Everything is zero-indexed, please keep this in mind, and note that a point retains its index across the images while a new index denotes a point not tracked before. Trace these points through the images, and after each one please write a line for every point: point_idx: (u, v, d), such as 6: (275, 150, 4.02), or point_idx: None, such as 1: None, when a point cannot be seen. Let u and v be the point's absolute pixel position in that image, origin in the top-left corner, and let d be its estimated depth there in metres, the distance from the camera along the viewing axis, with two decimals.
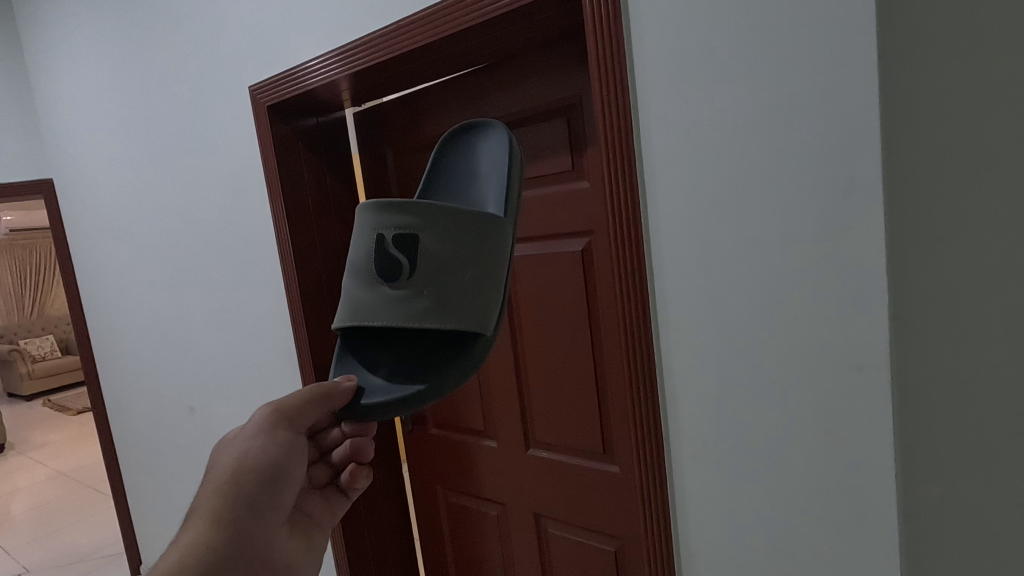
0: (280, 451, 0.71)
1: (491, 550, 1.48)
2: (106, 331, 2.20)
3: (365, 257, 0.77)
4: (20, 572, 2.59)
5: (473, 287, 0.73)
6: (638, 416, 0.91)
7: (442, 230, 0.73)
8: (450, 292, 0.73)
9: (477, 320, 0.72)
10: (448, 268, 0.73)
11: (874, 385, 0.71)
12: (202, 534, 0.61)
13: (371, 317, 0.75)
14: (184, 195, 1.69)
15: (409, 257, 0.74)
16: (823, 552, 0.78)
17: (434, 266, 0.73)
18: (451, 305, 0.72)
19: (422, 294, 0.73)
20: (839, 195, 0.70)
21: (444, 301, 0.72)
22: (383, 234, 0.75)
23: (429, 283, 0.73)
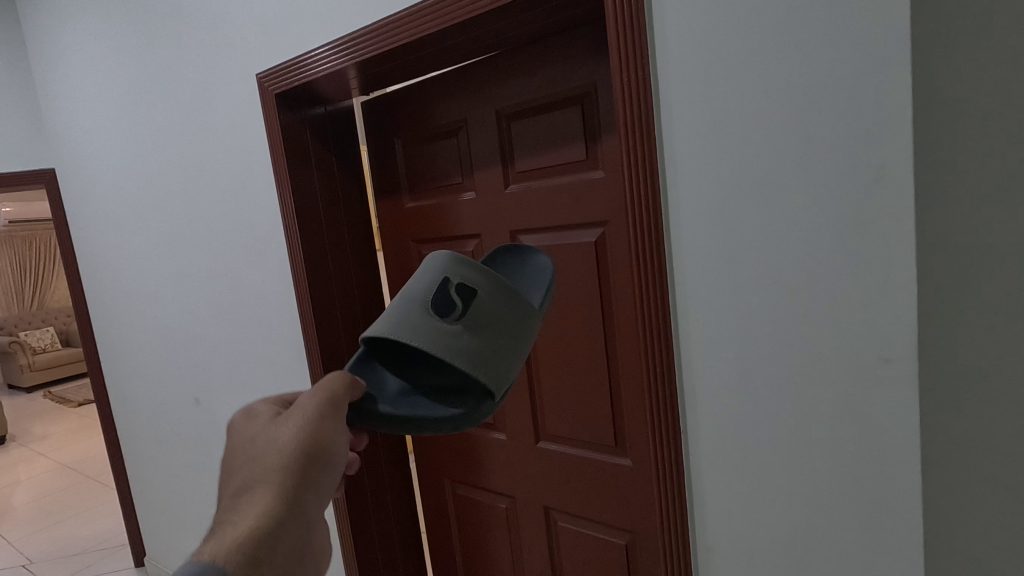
0: (317, 431, 0.67)
1: (500, 542, 1.47)
2: (109, 323, 2.19)
3: (423, 286, 0.75)
4: (24, 563, 2.59)
5: (503, 350, 0.72)
6: (655, 408, 0.90)
7: (503, 293, 0.74)
8: (484, 341, 0.71)
9: (497, 377, 0.71)
10: (491, 326, 0.72)
11: (900, 377, 0.70)
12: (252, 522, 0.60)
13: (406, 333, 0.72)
14: (189, 186, 1.67)
15: (464, 305, 0.73)
16: (843, 548, 0.78)
17: (483, 319, 0.72)
18: (482, 355, 0.71)
19: (459, 338, 0.71)
20: (866, 185, 0.69)
21: (481, 353, 0.71)
22: (449, 276, 0.73)
23: (478, 334, 0.72)
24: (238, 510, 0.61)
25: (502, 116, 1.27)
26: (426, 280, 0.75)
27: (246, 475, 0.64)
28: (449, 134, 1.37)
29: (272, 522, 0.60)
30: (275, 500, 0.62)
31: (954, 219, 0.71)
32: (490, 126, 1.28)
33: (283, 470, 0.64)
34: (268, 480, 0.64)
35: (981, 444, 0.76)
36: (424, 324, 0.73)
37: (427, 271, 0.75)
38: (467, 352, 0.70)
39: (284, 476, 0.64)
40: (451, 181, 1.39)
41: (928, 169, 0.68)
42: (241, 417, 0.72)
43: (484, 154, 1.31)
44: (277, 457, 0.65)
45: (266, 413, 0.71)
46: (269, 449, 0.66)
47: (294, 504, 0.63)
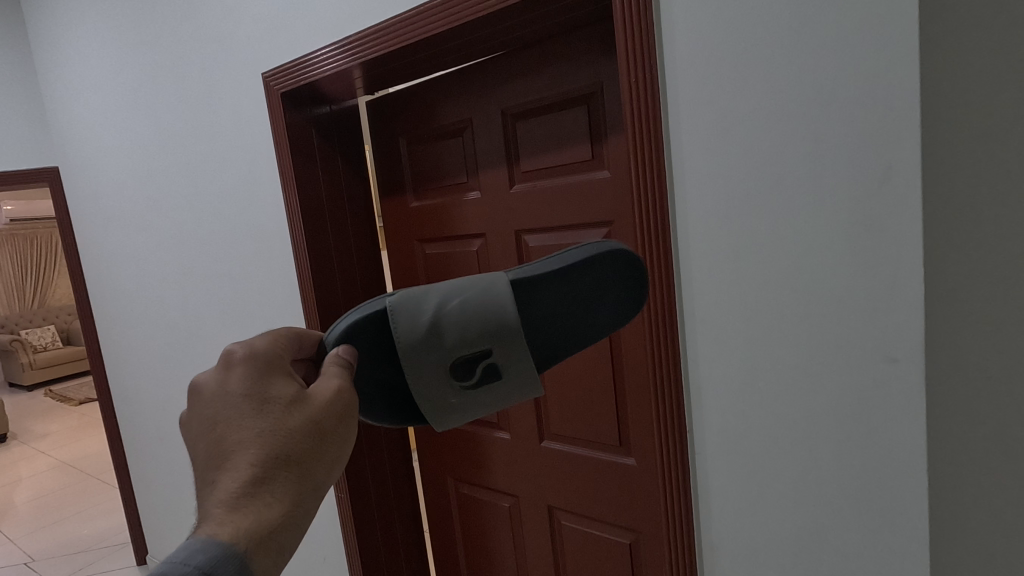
0: (334, 414, 0.58)
1: (503, 541, 1.48)
2: (113, 321, 2.19)
3: (462, 320, 0.61)
4: (25, 561, 2.59)
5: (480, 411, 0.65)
6: (661, 407, 0.90)
7: (527, 369, 0.64)
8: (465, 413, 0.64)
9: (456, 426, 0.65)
10: (491, 391, 0.64)
11: (907, 377, 0.70)
12: (255, 509, 0.50)
13: (413, 355, 0.62)
14: (193, 184, 1.67)
15: (480, 379, 0.63)
16: (849, 547, 0.78)
17: (481, 400, 0.64)
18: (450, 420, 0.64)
19: (445, 402, 0.63)
20: (874, 186, 0.69)
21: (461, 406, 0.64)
22: (498, 324, 0.61)
23: (472, 392, 0.63)
24: (253, 487, 0.51)
25: (508, 116, 1.27)
26: (477, 320, 0.61)
27: (259, 444, 0.53)
28: (454, 133, 1.37)
29: (295, 509, 0.52)
30: (299, 480, 0.53)
31: (961, 220, 0.71)
32: (496, 126, 1.28)
33: (308, 446, 0.55)
34: (289, 455, 0.54)
35: (987, 445, 0.77)
36: (432, 362, 0.62)
37: (487, 312, 0.61)
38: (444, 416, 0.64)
39: (309, 453, 0.55)
40: (456, 180, 1.39)
41: (936, 170, 0.68)
42: (240, 358, 0.58)
43: (489, 154, 1.31)
44: (302, 429, 0.55)
45: (274, 365, 0.59)
46: (283, 416, 0.55)
47: (316, 487, 0.55)
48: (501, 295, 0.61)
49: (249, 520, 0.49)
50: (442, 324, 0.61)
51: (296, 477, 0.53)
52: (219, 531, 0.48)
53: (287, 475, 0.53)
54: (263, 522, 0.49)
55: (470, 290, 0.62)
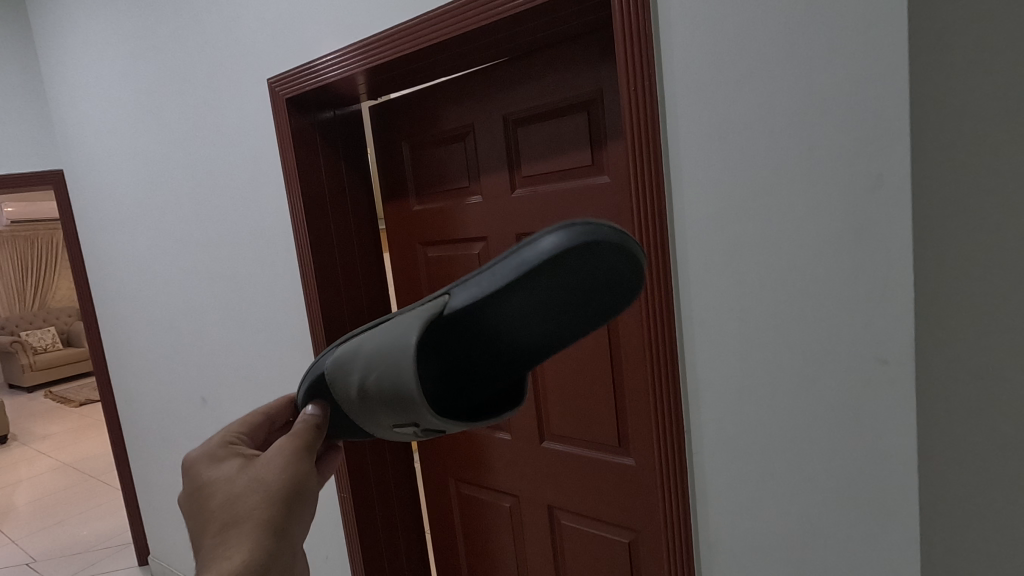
0: (281, 469, 0.62)
1: (503, 540, 1.50)
2: (115, 323, 2.21)
3: (385, 392, 0.61)
4: (27, 562, 2.60)
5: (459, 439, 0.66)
6: (658, 407, 0.92)
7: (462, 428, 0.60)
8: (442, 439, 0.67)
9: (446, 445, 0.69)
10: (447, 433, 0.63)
11: (898, 379, 0.72)
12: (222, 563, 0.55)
13: (361, 413, 0.66)
14: (197, 188, 1.69)
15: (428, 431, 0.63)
16: (842, 545, 0.80)
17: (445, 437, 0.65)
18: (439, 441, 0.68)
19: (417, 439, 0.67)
20: (866, 193, 0.71)
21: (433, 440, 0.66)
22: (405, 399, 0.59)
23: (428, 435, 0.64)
24: (221, 548, 0.56)
25: (509, 121, 1.29)
26: (392, 393, 0.60)
27: (222, 513, 0.59)
28: (456, 138, 1.39)
29: (262, 552, 0.56)
30: (262, 528, 0.58)
31: (952, 225, 0.74)
32: (498, 132, 1.31)
33: (266, 496, 0.60)
34: (250, 510, 0.59)
35: (976, 445, 0.79)
36: (378, 419, 0.65)
37: (397, 385, 0.59)
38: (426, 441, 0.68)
39: (268, 502, 0.59)
40: (458, 184, 1.41)
41: (927, 177, 0.70)
42: (193, 460, 0.65)
43: (491, 159, 1.33)
44: (253, 491, 0.60)
45: (227, 451, 0.66)
46: (236, 486, 0.61)
47: (283, 528, 0.59)
48: (404, 365, 0.58)
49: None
50: (370, 392, 0.63)
51: (260, 526, 0.58)
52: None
53: (250, 527, 0.57)
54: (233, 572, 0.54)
55: (388, 359, 0.60)
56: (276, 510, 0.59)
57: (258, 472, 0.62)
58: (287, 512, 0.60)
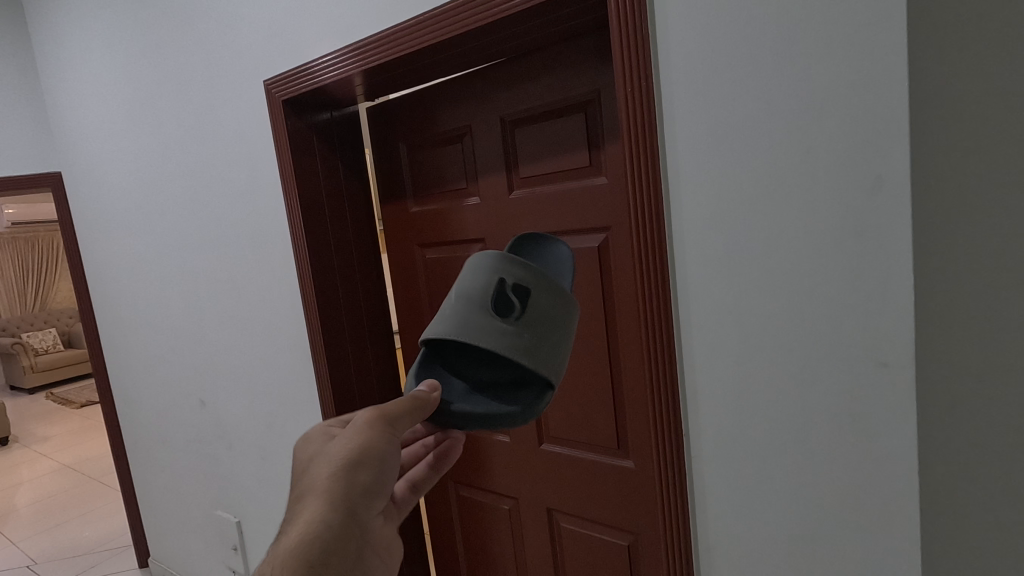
0: (349, 446, 0.66)
1: (503, 543, 1.49)
2: (113, 324, 2.21)
3: (479, 286, 0.69)
4: (28, 564, 2.60)
5: (557, 345, 0.68)
6: (658, 410, 0.91)
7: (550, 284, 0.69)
8: (544, 336, 0.67)
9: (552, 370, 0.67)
10: (548, 321, 0.68)
11: (896, 383, 0.72)
12: (293, 532, 0.61)
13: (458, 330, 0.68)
14: (193, 189, 1.69)
15: (522, 305, 0.67)
16: (843, 554, 0.79)
17: (543, 321, 0.67)
18: (541, 351, 0.66)
19: (516, 341, 0.65)
20: (864, 197, 0.70)
21: (538, 344, 0.66)
22: (502, 275, 0.68)
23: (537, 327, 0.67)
24: (294, 515, 0.62)
25: (506, 122, 1.28)
26: (478, 272, 0.69)
27: (300, 485, 0.66)
28: (454, 139, 1.39)
29: (326, 525, 0.61)
30: (329, 500, 0.63)
31: (952, 230, 0.73)
32: (495, 133, 1.30)
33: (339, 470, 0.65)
34: (318, 485, 0.64)
35: (976, 450, 0.78)
36: (479, 325, 0.67)
37: (483, 267, 0.69)
38: (529, 351, 0.65)
39: (338, 476, 0.64)
40: (456, 186, 1.40)
41: (926, 181, 0.70)
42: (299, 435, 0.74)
43: (489, 160, 1.33)
44: (326, 466, 0.65)
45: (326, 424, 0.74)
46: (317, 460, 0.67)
47: (343, 506, 0.63)
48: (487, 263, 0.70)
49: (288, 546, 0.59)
50: (468, 291, 0.69)
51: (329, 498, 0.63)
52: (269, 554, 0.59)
53: (314, 502, 0.63)
54: (296, 546, 0.59)
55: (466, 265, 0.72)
56: (342, 483, 0.64)
57: (333, 449, 0.67)
58: (354, 486, 0.65)
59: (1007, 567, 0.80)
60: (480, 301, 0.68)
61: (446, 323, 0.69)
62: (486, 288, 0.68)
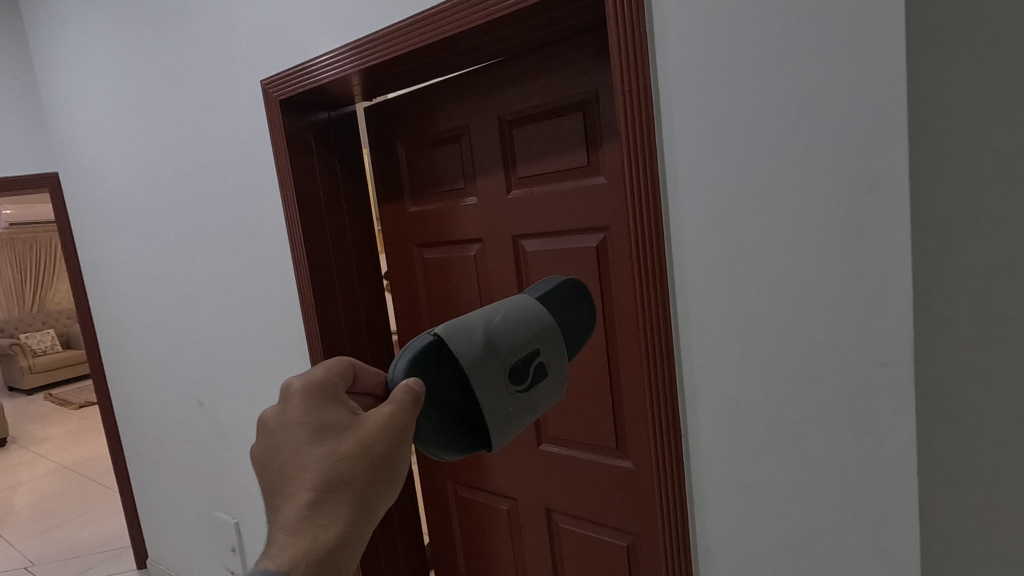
0: (377, 448, 0.60)
1: (502, 544, 1.49)
2: (111, 325, 2.20)
3: (514, 333, 0.66)
4: (26, 566, 2.59)
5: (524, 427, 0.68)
6: (656, 410, 0.91)
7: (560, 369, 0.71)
8: (525, 418, 0.66)
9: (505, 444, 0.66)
10: (532, 403, 0.68)
11: (895, 383, 0.71)
12: (311, 532, 0.55)
13: (478, 359, 0.63)
14: (191, 189, 1.68)
15: (531, 381, 0.67)
16: (842, 554, 0.79)
17: (533, 407, 0.68)
18: (511, 429, 0.65)
19: (506, 409, 0.64)
20: (863, 196, 0.70)
21: (516, 419, 0.66)
22: (540, 347, 0.68)
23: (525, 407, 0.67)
24: (313, 515, 0.56)
25: (504, 122, 1.28)
26: (529, 328, 0.68)
27: (312, 474, 0.58)
28: (452, 139, 1.38)
29: (349, 534, 0.56)
30: (354, 505, 0.58)
31: (951, 231, 0.73)
32: (493, 133, 1.30)
33: (364, 471, 0.59)
34: (338, 482, 0.58)
35: (974, 449, 0.78)
36: (496, 375, 0.64)
37: (535, 321, 0.69)
38: (506, 424, 0.64)
39: (363, 478, 0.59)
40: (454, 186, 1.40)
41: (925, 182, 0.69)
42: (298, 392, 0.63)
43: (487, 160, 1.32)
44: (349, 463, 0.59)
45: (330, 391, 0.64)
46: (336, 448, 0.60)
47: (366, 510, 0.59)
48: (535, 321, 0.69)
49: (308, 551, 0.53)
50: (508, 333, 0.66)
51: (350, 504, 0.58)
52: (276, 557, 0.52)
53: (336, 502, 0.57)
54: (320, 552, 0.54)
55: (516, 305, 0.70)
56: (367, 485, 0.59)
57: (355, 444, 0.60)
58: (376, 492, 0.60)
59: (1005, 566, 0.80)
60: (510, 348, 0.65)
61: (479, 348, 0.64)
62: (524, 345, 0.67)
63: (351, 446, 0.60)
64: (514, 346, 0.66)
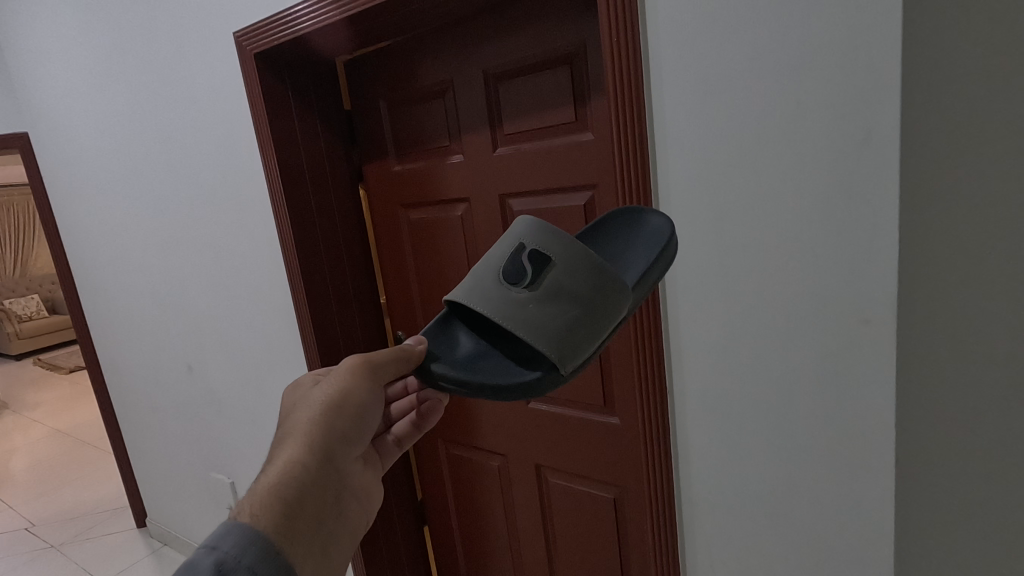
0: (328, 393, 0.69)
1: (493, 498, 1.53)
2: (95, 291, 2.17)
3: (504, 252, 0.75)
4: (27, 527, 2.63)
5: (571, 322, 0.69)
6: (643, 368, 0.92)
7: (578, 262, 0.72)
8: (553, 312, 0.69)
9: (555, 348, 0.67)
10: (562, 294, 0.70)
11: (878, 340, 0.72)
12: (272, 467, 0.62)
13: (473, 291, 0.74)
14: (168, 150, 1.63)
15: (536, 275, 0.72)
16: (818, 503, 0.82)
17: (558, 296, 0.70)
18: (545, 326, 0.68)
19: (524, 307, 0.70)
20: (853, 153, 0.69)
21: (542, 317, 0.69)
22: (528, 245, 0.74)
23: (551, 305, 0.70)
24: (272, 457, 0.64)
25: (489, 77, 1.24)
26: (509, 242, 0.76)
27: (280, 431, 0.68)
28: (436, 94, 1.34)
29: (302, 462, 0.63)
30: (306, 441, 0.65)
31: (941, 191, 0.72)
32: (478, 88, 1.25)
33: (317, 415, 0.68)
34: (297, 428, 0.67)
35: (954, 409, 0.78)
36: (492, 289, 0.73)
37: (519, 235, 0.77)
38: (528, 324, 0.69)
39: (316, 420, 0.67)
40: (439, 144, 1.37)
41: (915, 137, 0.68)
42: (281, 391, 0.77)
43: (472, 116, 1.28)
44: (304, 412, 0.68)
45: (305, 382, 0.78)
46: (296, 409, 0.70)
47: (322, 446, 0.66)
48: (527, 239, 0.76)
49: (265, 479, 0.60)
50: (492, 258, 0.76)
51: (301, 445, 0.65)
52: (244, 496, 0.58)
53: (293, 441, 0.65)
54: (274, 477, 0.60)
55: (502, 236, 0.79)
56: (321, 426, 0.67)
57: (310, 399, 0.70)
58: (326, 428, 0.67)
59: None
60: (501, 266, 0.75)
61: (466, 287, 0.76)
62: (509, 254, 0.75)
63: (309, 401, 0.70)
64: (503, 262, 0.75)
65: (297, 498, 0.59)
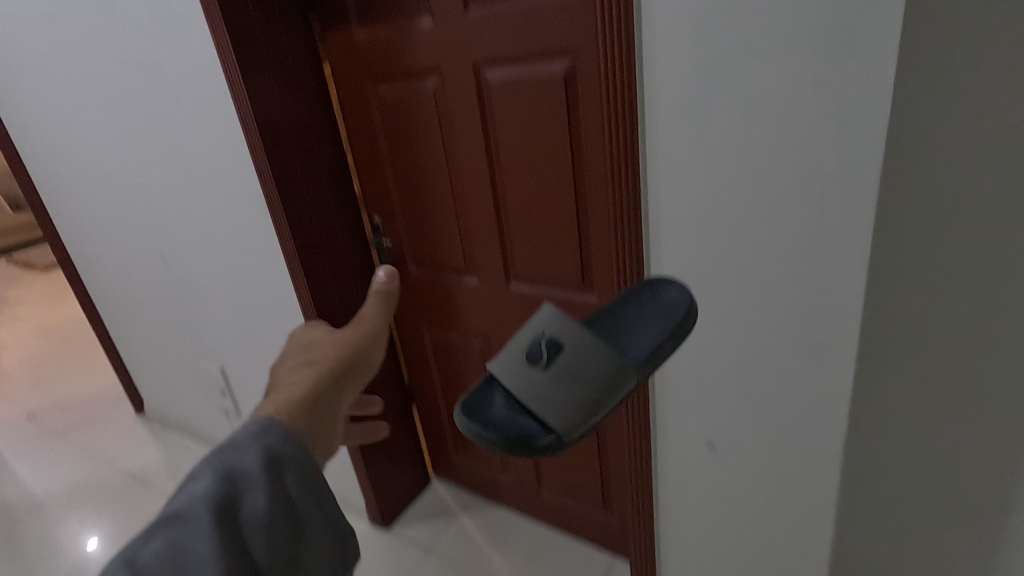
0: (341, 354, 0.58)
1: (477, 378, 1.58)
2: (51, 181, 2.05)
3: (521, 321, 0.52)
4: (26, 418, 2.71)
5: (580, 380, 0.47)
6: (622, 237, 0.96)
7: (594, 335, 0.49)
8: (571, 369, 0.48)
9: (566, 413, 0.46)
10: (577, 375, 0.47)
11: (854, 200, 0.76)
12: (265, 438, 0.51)
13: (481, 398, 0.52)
14: (104, 17, 1.45)
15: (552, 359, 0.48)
16: (784, 355, 0.90)
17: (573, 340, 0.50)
18: (552, 379, 0.48)
19: (524, 395, 0.48)
20: (852, 6, 0.67)
21: (552, 384, 0.47)
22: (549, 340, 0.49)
23: (565, 361, 0.48)
24: (268, 420, 0.53)
25: None
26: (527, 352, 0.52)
27: (277, 384, 0.56)
28: None
29: (303, 437, 0.53)
30: (309, 405, 0.54)
31: None
32: None
33: (325, 373, 0.56)
34: (297, 384, 0.55)
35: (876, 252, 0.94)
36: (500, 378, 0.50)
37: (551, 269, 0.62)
38: (539, 395, 0.47)
39: (322, 382, 0.56)
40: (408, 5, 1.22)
41: None
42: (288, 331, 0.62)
43: None
44: (307, 369, 0.57)
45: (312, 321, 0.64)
46: (296, 359, 0.58)
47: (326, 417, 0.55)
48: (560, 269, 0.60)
49: (258, 455, 0.50)
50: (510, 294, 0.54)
51: (296, 407, 0.54)
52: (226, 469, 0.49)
53: (295, 405, 0.54)
54: (269, 452, 0.51)
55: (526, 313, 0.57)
56: (328, 394, 0.56)
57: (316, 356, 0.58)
58: (332, 391, 0.56)
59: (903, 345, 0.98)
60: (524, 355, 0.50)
61: None
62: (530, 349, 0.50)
63: (314, 357, 0.58)
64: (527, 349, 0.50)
65: (292, 482, 0.51)
